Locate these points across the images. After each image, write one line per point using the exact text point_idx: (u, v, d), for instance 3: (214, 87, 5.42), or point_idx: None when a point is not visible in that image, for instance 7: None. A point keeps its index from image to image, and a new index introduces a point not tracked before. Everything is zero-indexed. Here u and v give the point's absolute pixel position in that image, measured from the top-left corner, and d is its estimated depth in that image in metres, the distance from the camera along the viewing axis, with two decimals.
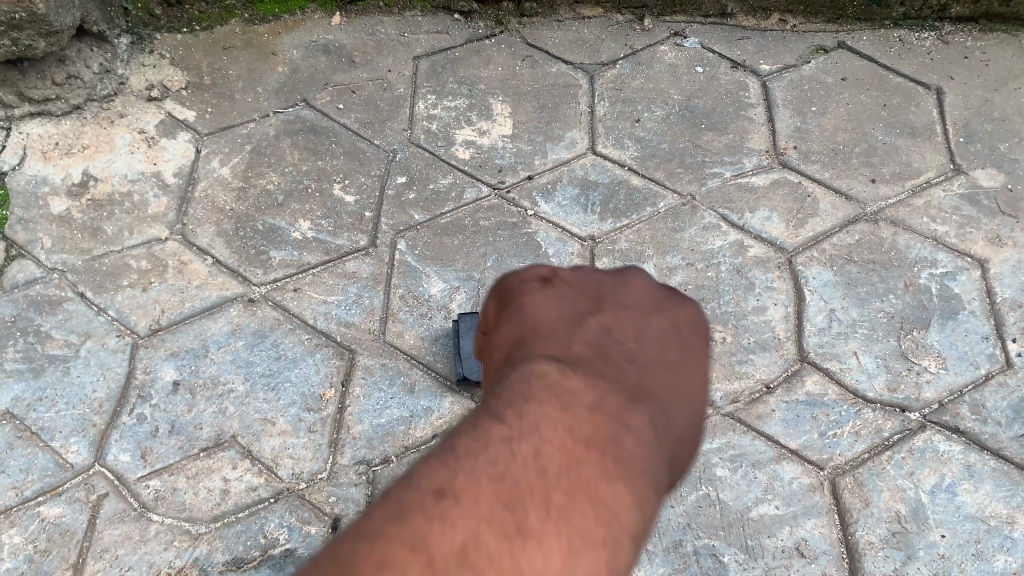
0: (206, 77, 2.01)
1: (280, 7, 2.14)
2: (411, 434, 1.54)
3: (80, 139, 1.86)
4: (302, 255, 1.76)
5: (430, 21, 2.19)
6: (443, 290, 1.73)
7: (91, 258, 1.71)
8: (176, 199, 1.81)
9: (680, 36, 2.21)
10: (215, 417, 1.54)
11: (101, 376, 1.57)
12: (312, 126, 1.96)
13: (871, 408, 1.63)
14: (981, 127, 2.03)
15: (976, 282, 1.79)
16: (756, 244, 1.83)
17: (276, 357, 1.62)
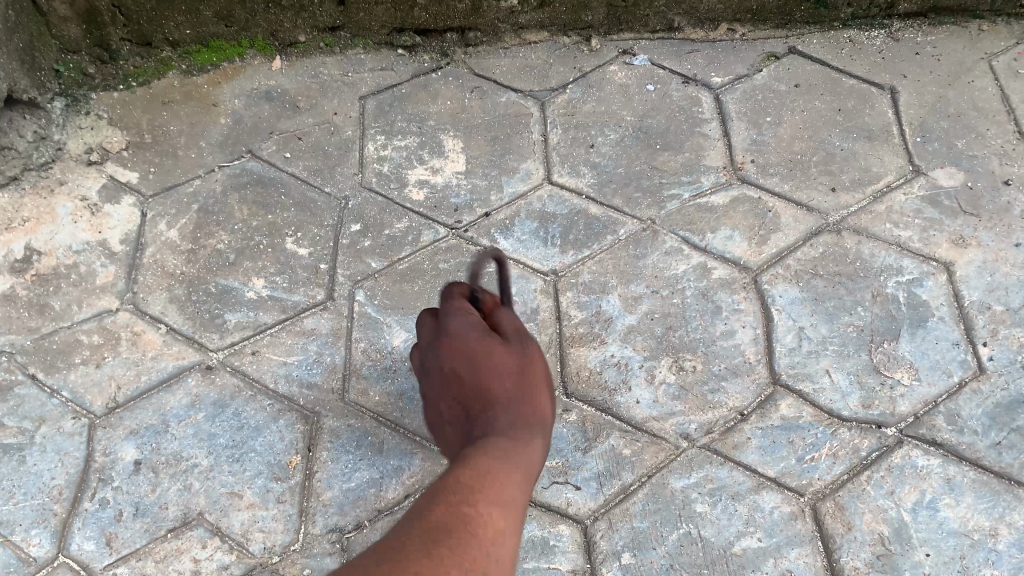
0: (147, 135, 1.95)
1: (218, 55, 2.09)
2: (383, 497, 1.51)
3: (21, 213, 1.80)
4: (258, 315, 1.71)
5: (374, 58, 2.15)
6: (406, 340, 1.69)
7: (40, 337, 1.66)
8: (125, 267, 1.76)
9: (629, 54, 2.18)
10: (180, 495, 1.50)
11: (58, 462, 1.52)
12: (260, 179, 1.91)
13: (846, 428, 1.61)
14: (937, 124, 2.01)
15: (943, 287, 1.77)
16: (720, 266, 1.81)
17: (239, 427, 1.58)
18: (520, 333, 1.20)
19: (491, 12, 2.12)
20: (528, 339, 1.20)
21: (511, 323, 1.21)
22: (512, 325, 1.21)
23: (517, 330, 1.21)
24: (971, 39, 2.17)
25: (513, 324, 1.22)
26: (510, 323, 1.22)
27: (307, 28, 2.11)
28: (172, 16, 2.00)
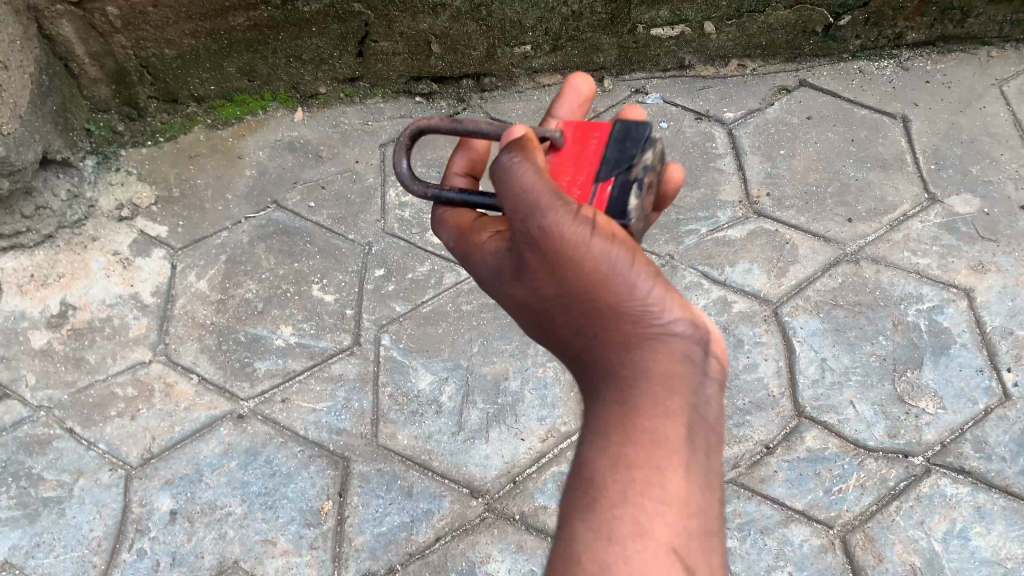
0: (175, 188, 2.01)
1: (241, 108, 2.16)
2: (414, 540, 1.53)
3: (55, 269, 1.86)
4: (287, 362, 1.75)
5: (392, 106, 2.20)
6: (432, 383, 1.72)
7: (76, 391, 1.70)
8: (156, 319, 1.80)
9: (641, 92, 2.22)
10: (216, 543, 1.53)
11: (97, 514, 1.56)
12: (285, 228, 1.95)
13: (873, 458, 1.61)
14: (951, 151, 2.03)
15: (964, 313, 1.78)
16: (740, 299, 1.82)
17: (271, 474, 1.61)
18: (571, 213, 0.91)
19: (506, 57, 2.18)
20: (583, 216, 0.91)
21: (547, 195, 0.92)
22: (550, 210, 0.91)
23: (563, 208, 0.91)
24: (981, 65, 2.20)
25: (550, 204, 0.91)
26: (550, 205, 0.91)
27: (327, 79, 2.17)
28: (197, 74, 2.07)
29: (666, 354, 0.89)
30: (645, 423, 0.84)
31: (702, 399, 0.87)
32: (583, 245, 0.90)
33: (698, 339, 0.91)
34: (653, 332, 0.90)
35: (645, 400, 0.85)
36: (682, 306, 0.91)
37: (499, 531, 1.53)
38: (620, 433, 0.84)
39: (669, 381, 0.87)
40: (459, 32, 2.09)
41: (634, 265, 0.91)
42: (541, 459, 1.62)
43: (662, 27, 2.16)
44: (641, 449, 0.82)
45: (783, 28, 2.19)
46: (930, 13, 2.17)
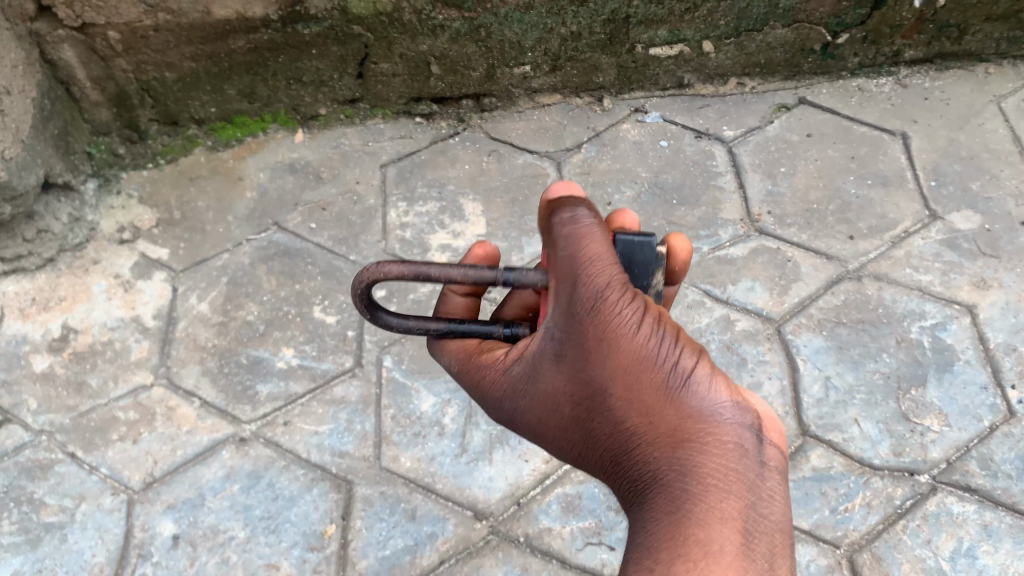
0: (176, 211, 2.01)
1: (242, 130, 2.16)
2: (418, 563, 1.52)
3: (57, 292, 1.86)
4: (289, 385, 1.74)
5: (392, 127, 2.20)
6: (435, 404, 1.71)
7: (78, 415, 1.69)
8: (158, 342, 1.80)
9: (641, 111, 2.22)
10: (219, 568, 1.52)
11: (99, 539, 1.55)
12: (286, 250, 1.95)
13: (879, 476, 1.60)
14: (951, 167, 2.03)
15: (968, 330, 1.77)
16: (743, 318, 1.82)
17: (273, 498, 1.60)
18: (621, 289, 0.94)
19: (505, 78, 2.19)
20: (631, 297, 0.94)
21: (609, 267, 0.95)
22: (606, 286, 0.94)
23: (617, 284, 0.94)
24: (979, 82, 2.20)
25: (608, 279, 0.94)
26: (605, 284, 0.94)
27: (327, 101, 2.18)
28: (198, 96, 2.07)
29: (714, 442, 0.90)
30: (704, 526, 0.84)
31: (756, 485, 0.88)
32: (633, 328, 0.93)
33: (744, 417, 0.92)
34: (700, 420, 0.91)
35: (702, 499, 0.87)
36: (726, 386, 0.93)
37: (504, 553, 1.52)
38: (680, 537, 0.84)
39: (723, 475, 0.88)
40: (459, 53, 2.10)
41: (678, 351, 0.94)
42: (545, 480, 1.61)
43: (661, 46, 2.17)
44: (705, 553, 0.82)
45: (782, 46, 2.20)
46: (928, 31, 2.18)
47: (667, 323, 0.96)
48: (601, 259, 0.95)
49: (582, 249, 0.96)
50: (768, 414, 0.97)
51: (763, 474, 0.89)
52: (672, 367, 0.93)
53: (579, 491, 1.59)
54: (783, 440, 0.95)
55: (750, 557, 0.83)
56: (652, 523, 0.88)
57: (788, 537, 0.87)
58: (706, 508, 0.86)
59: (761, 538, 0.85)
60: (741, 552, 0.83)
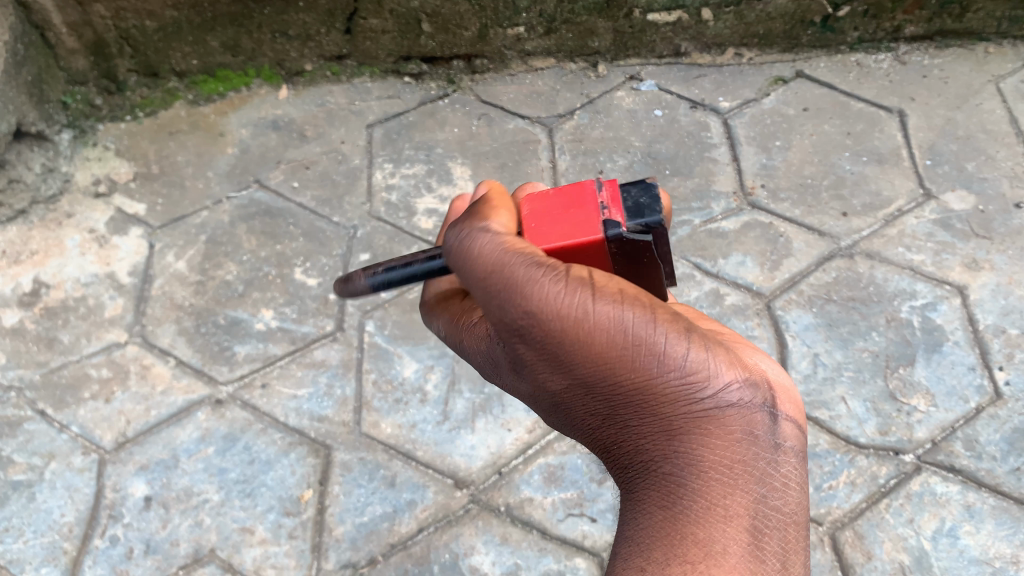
0: (154, 165, 1.95)
1: (224, 84, 2.10)
2: (396, 531, 1.49)
3: (29, 246, 1.80)
4: (267, 347, 1.70)
5: (380, 86, 2.14)
6: (417, 370, 1.67)
7: (49, 371, 1.64)
8: (133, 299, 1.74)
9: (636, 79, 2.18)
10: (192, 531, 1.49)
11: (68, 498, 1.51)
12: (268, 209, 1.89)
13: (864, 455, 1.59)
14: (946, 147, 2.01)
15: (957, 311, 1.75)
16: (732, 292, 1.79)
17: (250, 461, 1.56)
18: (558, 282, 0.78)
19: (498, 39, 2.13)
20: (572, 284, 0.78)
21: (521, 268, 0.79)
22: (522, 287, 0.78)
23: (545, 277, 0.78)
24: (978, 62, 2.17)
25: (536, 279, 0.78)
26: (525, 283, 0.78)
27: (313, 57, 2.11)
28: (179, 47, 2.01)
29: (718, 428, 0.79)
30: (706, 527, 0.75)
31: (769, 474, 0.77)
32: (588, 316, 0.78)
33: (749, 393, 0.80)
34: (703, 401, 0.79)
35: (704, 495, 0.76)
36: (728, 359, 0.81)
37: (484, 522, 1.49)
38: (676, 537, 0.75)
39: (729, 467, 0.77)
40: (451, 11, 2.04)
41: (656, 330, 0.78)
42: (528, 450, 1.57)
43: (659, 12, 2.12)
44: (706, 555, 0.73)
45: (781, 17, 2.15)
46: (930, 7, 2.14)
47: (634, 297, 0.80)
48: (511, 260, 0.80)
49: (486, 261, 0.81)
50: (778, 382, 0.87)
51: (778, 458, 0.79)
52: (650, 348, 0.79)
53: (562, 462, 1.56)
54: (798, 414, 0.85)
55: (759, 559, 0.74)
56: (645, 516, 0.79)
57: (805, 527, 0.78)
58: (709, 504, 0.76)
59: (774, 534, 0.75)
60: (747, 554, 0.74)
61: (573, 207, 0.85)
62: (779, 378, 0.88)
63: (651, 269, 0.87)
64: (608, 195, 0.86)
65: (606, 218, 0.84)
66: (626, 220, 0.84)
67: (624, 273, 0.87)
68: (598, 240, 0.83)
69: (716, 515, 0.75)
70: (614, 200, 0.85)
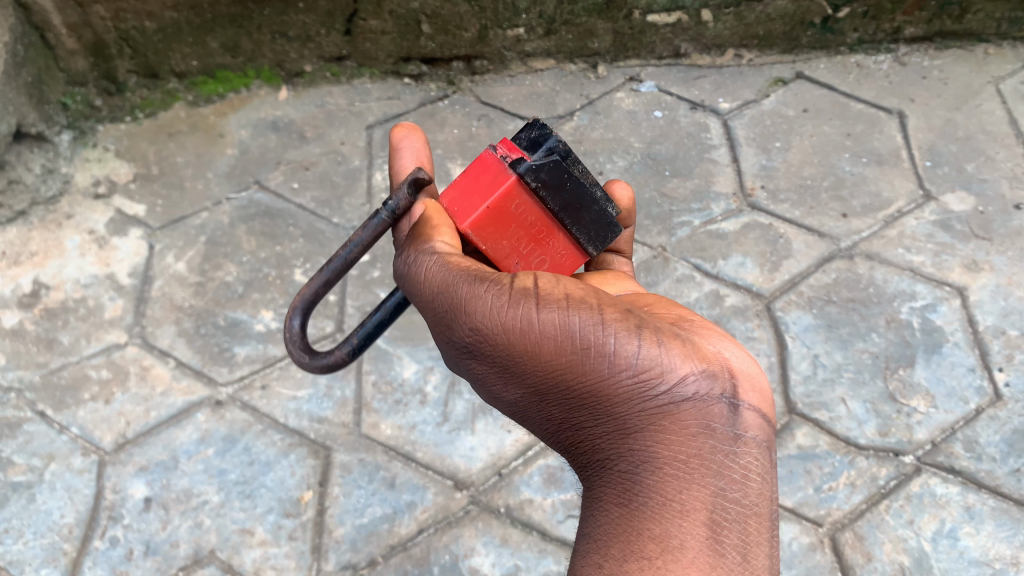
0: (154, 166, 1.95)
1: (224, 85, 2.10)
2: (396, 532, 1.49)
3: (29, 247, 1.80)
4: (267, 348, 1.70)
5: (379, 88, 2.14)
6: (417, 371, 1.67)
7: (48, 372, 1.64)
8: (133, 301, 1.74)
9: (635, 80, 2.18)
10: (191, 532, 1.49)
11: (68, 499, 1.51)
12: (267, 210, 1.89)
13: (863, 456, 1.59)
14: (946, 148, 2.01)
15: (957, 312, 1.75)
16: (732, 293, 1.79)
17: (249, 462, 1.56)
18: (502, 294, 0.92)
19: (497, 40, 2.13)
20: (515, 296, 0.91)
21: (463, 286, 0.93)
22: (470, 305, 0.93)
23: (487, 292, 0.92)
24: (978, 62, 2.18)
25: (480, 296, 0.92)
26: (469, 299, 0.93)
27: (313, 58, 2.12)
28: (179, 48, 2.01)
29: (675, 426, 0.88)
30: (662, 522, 0.83)
31: (726, 467, 0.86)
32: (536, 324, 0.91)
33: (705, 388, 0.89)
34: (655, 404, 0.89)
35: (660, 490, 0.85)
36: (680, 356, 0.90)
37: (484, 524, 1.49)
38: (635, 534, 0.83)
39: (684, 462, 0.86)
40: (451, 12, 2.04)
41: (603, 332, 0.90)
42: (527, 452, 1.57)
43: (659, 14, 2.12)
44: (663, 550, 0.81)
45: (781, 18, 2.16)
46: (929, 8, 2.15)
47: (582, 300, 0.92)
48: (454, 279, 0.94)
49: (434, 282, 0.95)
50: (743, 369, 0.94)
51: (737, 450, 0.87)
52: (602, 350, 0.90)
53: (562, 464, 1.56)
54: (766, 402, 0.93)
55: (716, 551, 0.81)
56: (605, 514, 0.88)
57: (767, 518, 0.84)
58: (663, 499, 0.85)
59: (732, 527, 0.82)
60: (704, 547, 0.81)
61: (479, 174, 0.96)
62: (747, 369, 0.95)
63: (582, 191, 0.97)
64: (504, 147, 0.96)
65: (508, 163, 0.95)
66: (528, 155, 0.95)
67: (561, 203, 0.97)
68: (513, 182, 0.95)
69: (672, 510, 0.84)
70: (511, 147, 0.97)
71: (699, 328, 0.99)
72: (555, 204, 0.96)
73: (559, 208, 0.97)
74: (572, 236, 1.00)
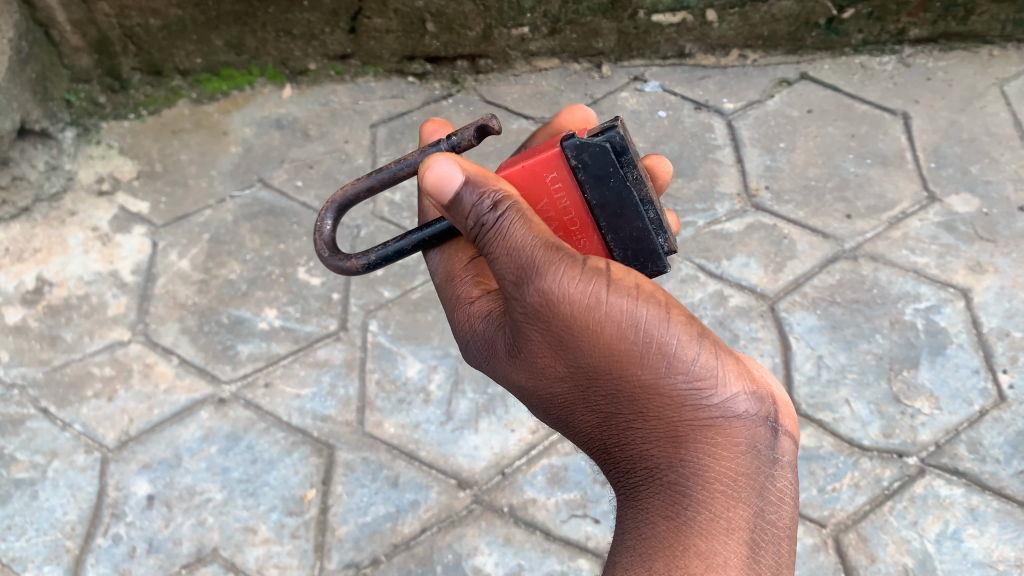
0: (158, 164, 1.95)
1: (228, 83, 2.09)
2: (399, 531, 1.48)
3: (32, 244, 1.80)
4: (270, 346, 1.69)
5: (383, 86, 2.14)
6: (420, 370, 1.67)
7: (51, 369, 1.64)
8: (136, 298, 1.74)
9: (640, 80, 2.18)
10: (194, 530, 1.48)
11: (71, 497, 1.50)
12: (271, 208, 1.89)
13: (867, 457, 1.58)
14: (951, 150, 2.01)
15: (961, 313, 1.75)
16: (737, 293, 1.79)
17: (252, 461, 1.56)
18: (578, 272, 0.88)
19: (502, 39, 2.13)
20: (588, 273, 0.89)
21: (540, 252, 0.88)
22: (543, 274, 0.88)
23: (562, 262, 0.88)
24: (982, 64, 2.18)
25: (559, 266, 0.88)
26: (545, 266, 0.88)
27: (317, 56, 2.11)
28: (183, 46, 2.01)
29: (726, 441, 0.92)
30: (710, 539, 0.88)
31: (766, 489, 0.92)
32: (607, 313, 0.89)
33: (756, 408, 0.93)
34: (709, 416, 0.92)
35: (708, 505, 0.90)
36: (736, 374, 0.93)
37: (487, 523, 1.49)
38: (680, 548, 0.88)
39: (732, 480, 0.91)
40: (456, 11, 2.04)
41: (670, 335, 0.90)
42: (531, 451, 1.57)
43: (663, 13, 2.12)
44: (708, 566, 0.86)
45: (786, 18, 2.16)
46: (934, 10, 2.14)
47: (651, 296, 0.90)
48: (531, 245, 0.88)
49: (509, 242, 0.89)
50: (779, 396, 0.99)
51: (773, 472, 0.93)
52: (668, 354, 0.90)
53: (566, 463, 1.55)
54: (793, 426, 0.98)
55: (754, 569, 0.87)
56: (652, 526, 0.92)
57: (790, 539, 0.92)
58: (711, 516, 0.90)
59: (768, 548, 0.89)
60: (745, 565, 0.87)
61: (536, 141, 0.98)
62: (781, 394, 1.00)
63: (625, 193, 0.96)
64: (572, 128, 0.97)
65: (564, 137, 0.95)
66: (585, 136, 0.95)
67: (600, 199, 0.96)
68: (558, 152, 0.94)
69: (721, 529, 0.89)
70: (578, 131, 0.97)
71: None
72: (594, 199, 0.96)
73: (600, 206, 0.97)
74: (604, 238, 1.00)
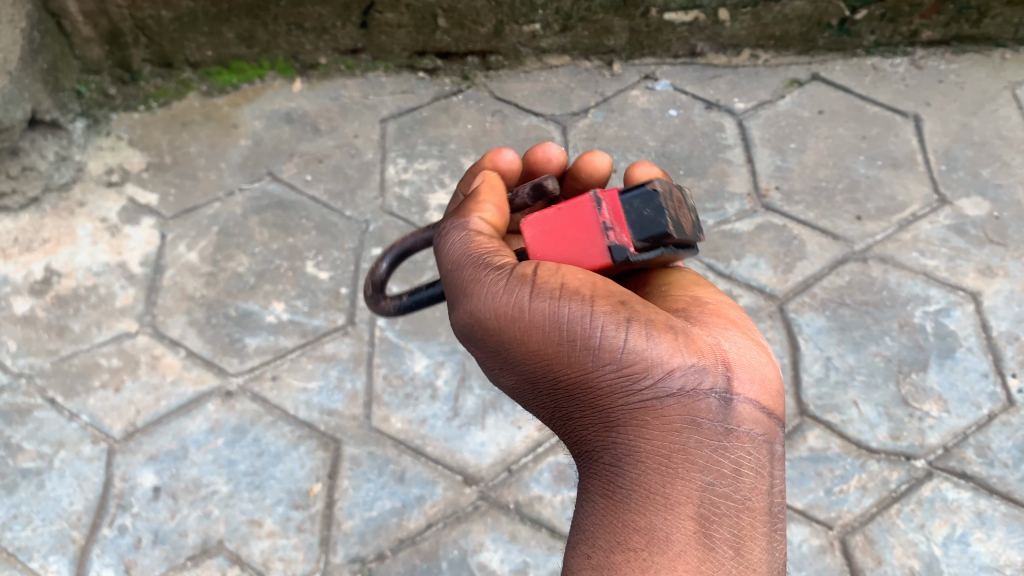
0: (167, 156, 1.95)
1: (238, 76, 2.09)
2: (404, 526, 1.48)
3: (42, 234, 1.80)
4: (278, 339, 1.69)
5: (394, 81, 2.14)
6: (427, 365, 1.66)
7: (59, 359, 1.64)
8: (144, 289, 1.74)
9: (651, 78, 2.17)
10: (200, 522, 1.48)
11: (77, 487, 1.50)
12: (280, 201, 1.89)
13: (875, 460, 1.58)
14: (962, 153, 2.00)
15: (971, 317, 1.74)
16: (745, 293, 1.78)
17: (258, 454, 1.56)
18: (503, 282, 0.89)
19: (513, 36, 2.13)
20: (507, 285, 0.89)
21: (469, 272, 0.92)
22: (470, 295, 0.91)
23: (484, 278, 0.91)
24: (995, 68, 2.17)
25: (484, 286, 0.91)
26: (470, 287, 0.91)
27: (328, 50, 2.11)
28: (194, 38, 2.01)
29: (658, 421, 0.86)
30: (645, 516, 0.83)
31: (714, 462, 0.84)
32: (532, 312, 0.87)
33: (697, 380, 0.85)
34: (641, 399, 0.86)
35: (644, 484, 0.85)
36: (671, 347, 0.86)
37: (493, 520, 1.49)
38: (619, 526, 0.84)
39: (670, 458, 0.85)
40: (467, 7, 2.04)
41: (592, 323, 0.86)
42: (537, 448, 1.56)
43: (675, 12, 2.12)
44: (648, 542, 0.82)
45: (798, 19, 2.15)
46: (947, 12, 2.14)
47: (578, 290, 0.86)
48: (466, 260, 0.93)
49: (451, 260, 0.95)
50: (745, 360, 0.89)
51: (728, 444, 0.85)
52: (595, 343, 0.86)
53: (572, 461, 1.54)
54: (762, 388, 0.88)
55: (704, 545, 0.81)
56: (592, 506, 0.88)
57: (761, 512, 0.84)
58: (648, 494, 0.84)
59: (721, 521, 0.82)
60: (690, 541, 0.81)
61: (579, 235, 0.90)
62: (745, 356, 0.90)
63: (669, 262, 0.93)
64: (608, 210, 0.89)
65: (613, 242, 0.89)
66: (631, 241, 0.88)
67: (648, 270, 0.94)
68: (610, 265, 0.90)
69: (656, 507, 0.83)
70: (616, 216, 0.89)
71: (708, 314, 0.95)
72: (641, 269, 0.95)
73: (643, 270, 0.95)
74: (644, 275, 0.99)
